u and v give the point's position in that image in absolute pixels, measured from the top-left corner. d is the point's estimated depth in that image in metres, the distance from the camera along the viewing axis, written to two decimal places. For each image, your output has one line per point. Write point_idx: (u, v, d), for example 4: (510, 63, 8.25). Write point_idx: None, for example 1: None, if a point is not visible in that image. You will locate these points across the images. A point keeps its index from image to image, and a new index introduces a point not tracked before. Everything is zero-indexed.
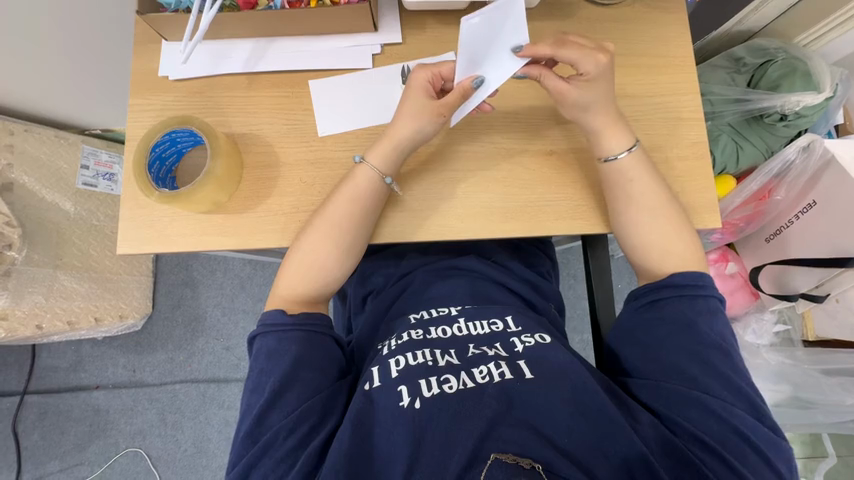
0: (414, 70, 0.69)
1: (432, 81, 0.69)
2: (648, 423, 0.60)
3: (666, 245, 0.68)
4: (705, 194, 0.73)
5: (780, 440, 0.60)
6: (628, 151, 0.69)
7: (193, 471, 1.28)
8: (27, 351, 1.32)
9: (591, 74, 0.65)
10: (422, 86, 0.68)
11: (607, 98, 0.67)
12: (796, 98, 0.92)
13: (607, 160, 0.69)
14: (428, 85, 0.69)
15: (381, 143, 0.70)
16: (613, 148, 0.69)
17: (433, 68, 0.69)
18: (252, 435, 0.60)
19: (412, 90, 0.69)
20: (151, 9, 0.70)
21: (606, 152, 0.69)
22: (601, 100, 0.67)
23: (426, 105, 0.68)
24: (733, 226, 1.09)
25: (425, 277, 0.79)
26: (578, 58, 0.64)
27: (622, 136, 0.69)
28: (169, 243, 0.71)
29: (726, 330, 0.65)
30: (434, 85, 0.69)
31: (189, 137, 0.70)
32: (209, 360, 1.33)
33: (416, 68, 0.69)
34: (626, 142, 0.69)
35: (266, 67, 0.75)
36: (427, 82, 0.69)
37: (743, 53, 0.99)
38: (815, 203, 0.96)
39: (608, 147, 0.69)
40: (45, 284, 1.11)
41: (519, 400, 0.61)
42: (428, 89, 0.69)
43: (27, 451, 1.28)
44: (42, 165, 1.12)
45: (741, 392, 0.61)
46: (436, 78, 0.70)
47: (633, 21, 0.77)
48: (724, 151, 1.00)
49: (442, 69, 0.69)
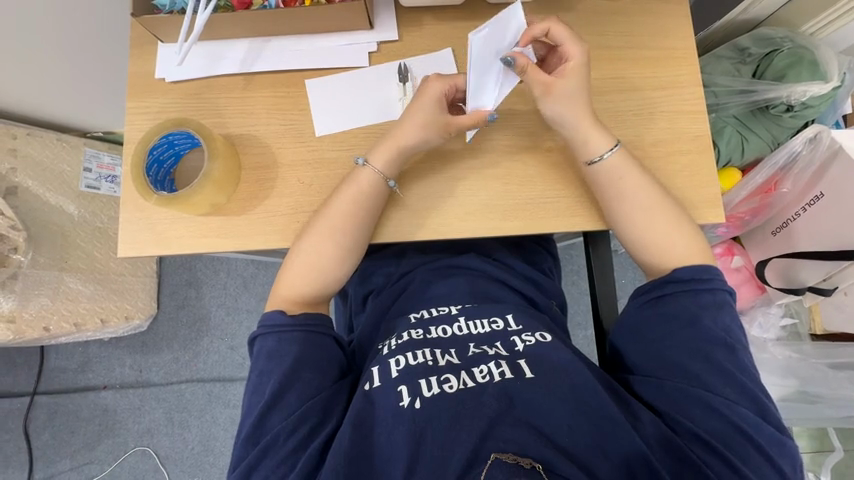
0: (430, 79, 0.69)
1: (447, 92, 0.70)
2: (650, 422, 0.59)
3: (667, 238, 0.68)
4: (707, 189, 0.72)
5: (784, 438, 0.59)
6: (611, 150, 0.68)
7: (201, 470, 1.29)
8: (36, 352, 1.33)
9: (576, 58, 0.66)
10: (438, 95, 0.69)
11: (584, 91, 0.67)
12: (803, 88, 0.91)
13: (593, 163, 0.68)
14: (442, 97, 0.69)
15: (386, 144, 0.70)
16: (597, 149, 0.68)
17: (450, 80, 0.69)
18: (253, 437, 0.60)
19: (424, 98, 0.69)
20: (146, 11, 0.70)
21: (590, 155, 0.68)
22: (581, 90, 0.67)
23: (438, 117, 0.69)
24: (739, 218, 1.07)
25: (426, 277, 0.79)
26: (567, 40, 0.66)
27: (603, 135, 0.68)
28: (168, 245, 0.71)
29: (731, 324, 0.64)
30: (447, 96, 0.70)
31: (186, 138, 0.71)
32: (214, 360, 1.33)
33: (432, 77, 0.70)
34: (608, 141, 0.68)
35: (262, 67, 0.75)
36: (443, 93, 0.69)
37: (748, 43, 0.96)
38: (822, 195, 0.94)
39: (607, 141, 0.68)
40: (52, 286, 1.13)
41: (520, 399, 0.60)
42: (442, 100, 0.69)
43: (38, 451, 1.30)
44: (45, 168, 1.13)
45: (745, 389, 0.60)
46: (452, 90, 0.70)
47: (633, 13, 0.75)
48: (729, 144, 0.98)
49: (459, 82, 0.70)
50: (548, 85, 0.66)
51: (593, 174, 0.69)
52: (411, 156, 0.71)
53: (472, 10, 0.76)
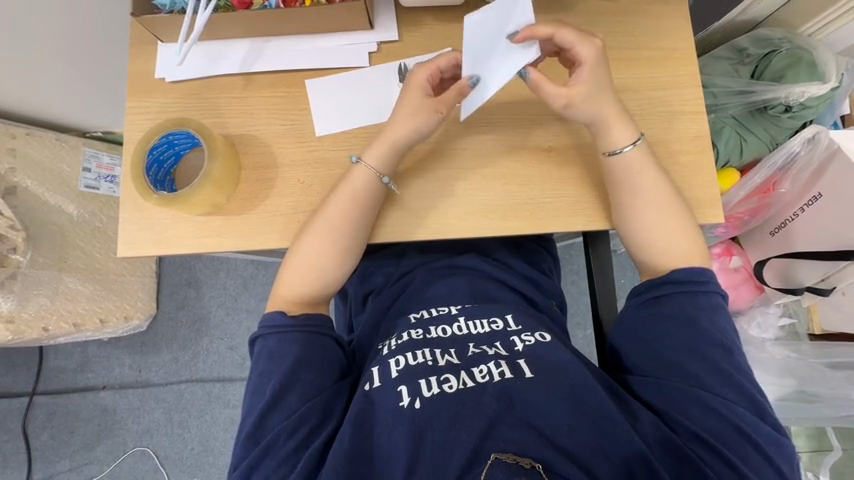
0: (414, 68, 0.70)
1: (431, 77, 0.69)
2: (649, 421, 0.60)
3: (668, 238, 0.68)
4: (706, 189, 0.72)
5: (781, 438, 0.60)
6: (633, 144, 0.68)
7: (200, 470, 1.29)
8: (35, 352, 1.33)
9: (589, 60, 0.66)
10: (422, 83, 0.69)
11: (607, 85, 0.67)
12: (801, 89, 0.91)
13: (612, 154, 0.69)
14: (426, 82, 0.69)
15: (379, 141, 0.70)
16: (620, 142, 0.68)
17: (432, 63, 0.69)
18: (254, 436, 0.60)
19: (411, 89, 0.69)
20: (146, 10, 0.70)
21: (611, 146, 0.69)
22: (602, 88, 0.67)
23: (424, 102, 0.68)
24: (738, 219, 1.07)
25: (425, 277, 0.79)
26: (576, 41, 0.65)
27: (627, 129, 0.68)
28: (168, 245, 0.71)
29: (728, 325, 0.64)
30: (432, 81, 0.70)
31: (186, 138, 0.71)
32: (214, 360, 1.33)
33: (417, 67, 0.70)
34: (631, 134, 0.68)
35: (262, 67, 0.75)
36: (427, 80, 0.69)
37: (747, 44, 0.97)
38: (820, 195, 0.95)
39: (613, 140, 0.68)
40: (51, 286, 1.13)
41: (520, 399, 0.60)
42: (426, 86, 0.69)
43: (37, 451, 1.30)
44: (44, 168, 1.13)
45: (742, 389, 0.60)
46: (435, 72, 0.70)
47: (633, 13, 0.76)
48: (728, 145, 0.98)
49: (440, 62, 0.69)
50: (567, 95, 0.66)
51: None
52: (407, 152, 0.71)
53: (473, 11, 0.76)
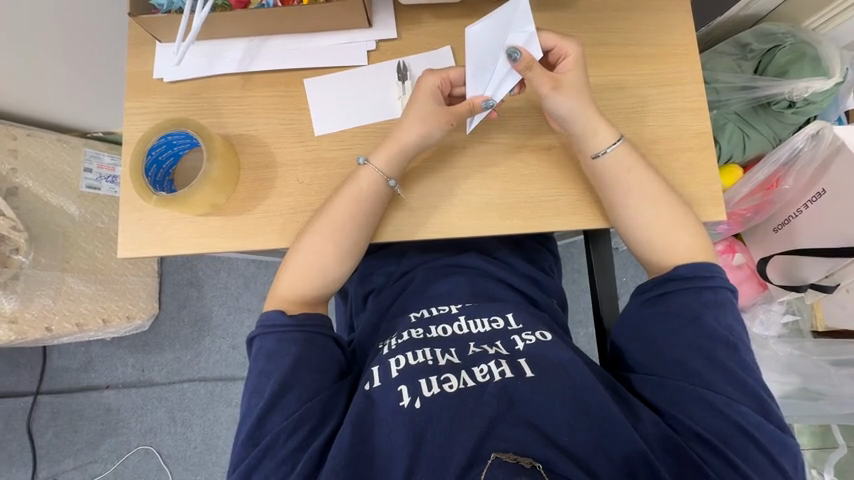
0: (423, 74, 0.70)
1: (441, 86, 0.70)
2: (651, 421, 0.59)
3: (669, 236, 0.67)
4: (707, 186, 0.71)
5: (786, 438, 0.59)
6: (616, 144, 0.68)
7: (203, 468, 1.30)
8: (39, 352, 1.33)
9: (572, 55, 0.67)
10: (432, 88, 0.69)
11: (585, 85, 0.68)
12: (805, 84, 0.90)
13: (598, 156, 0.68)
14: (437, 90, 0.69)
15: (387, 144, 0.70)
16: (602, 143, 0.68)
17: (443, 73, 0.70)
18: (253, 437, 0.60)
19: (421, 94, 0.69)
20: (142, 11, 0.70)
21: (596, 148, 0.68)
22: (582, 85, 0.68)
23: (435, 110, 0.69)
24: (741, 215, 1.07)
25: (426, 276, 0.79)
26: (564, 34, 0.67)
27: (609, 130, 0.68)
28: (167, 246, 0.71)
29: (734, 323, 0.63)
30: (442, 91, 0.70)
31: (185, 139, 0.71)
32: (216, 359, 1.34)
33: (427, 72, 0.70)
34: (612, 136, 0.68)
35: (260, 67, 0.74)
36: (437, 86, 0.69)
37: (750, 39, 0.97)
38: (824, 191, 0.94)
39: (595, 142, 0.68)
40: (54, 286, 1.14)
41: (520, 399, 0.60)
42: (437, 94, 0.69)
43: (42, 449, 1.31)
44: (46, 169, 1.13)
45: (746, 388, 0.60)
46: (445, 83, 0.70)
47: (635, 8, 0.75)
48: (731, 141, 0.97)
49: (451, 73, 0.70)
50: (554, 82, 0.66)
51: (593, 170, 0.69)
52: (414, 155, 0.71)
53: (472, 8, 0.76)
